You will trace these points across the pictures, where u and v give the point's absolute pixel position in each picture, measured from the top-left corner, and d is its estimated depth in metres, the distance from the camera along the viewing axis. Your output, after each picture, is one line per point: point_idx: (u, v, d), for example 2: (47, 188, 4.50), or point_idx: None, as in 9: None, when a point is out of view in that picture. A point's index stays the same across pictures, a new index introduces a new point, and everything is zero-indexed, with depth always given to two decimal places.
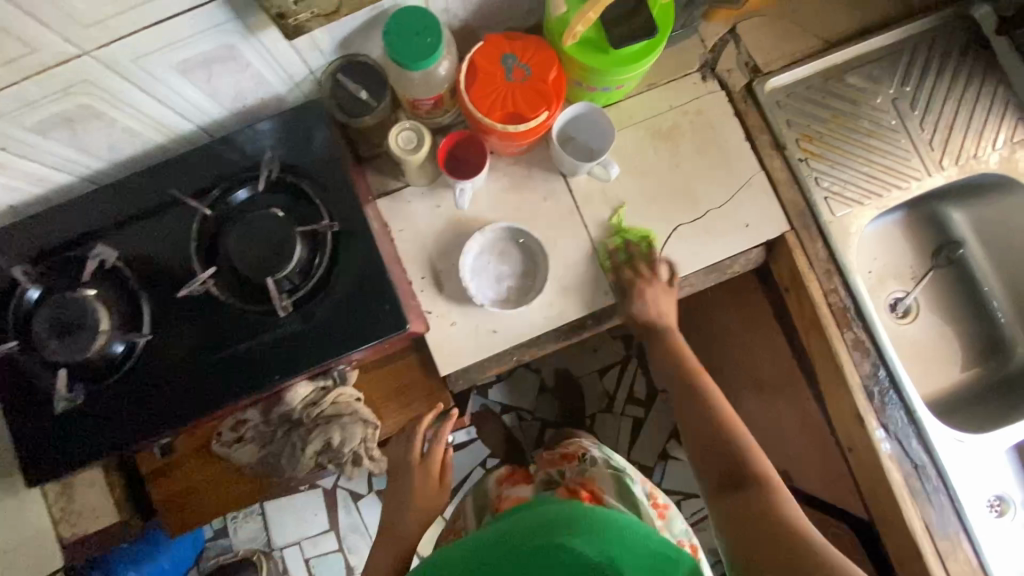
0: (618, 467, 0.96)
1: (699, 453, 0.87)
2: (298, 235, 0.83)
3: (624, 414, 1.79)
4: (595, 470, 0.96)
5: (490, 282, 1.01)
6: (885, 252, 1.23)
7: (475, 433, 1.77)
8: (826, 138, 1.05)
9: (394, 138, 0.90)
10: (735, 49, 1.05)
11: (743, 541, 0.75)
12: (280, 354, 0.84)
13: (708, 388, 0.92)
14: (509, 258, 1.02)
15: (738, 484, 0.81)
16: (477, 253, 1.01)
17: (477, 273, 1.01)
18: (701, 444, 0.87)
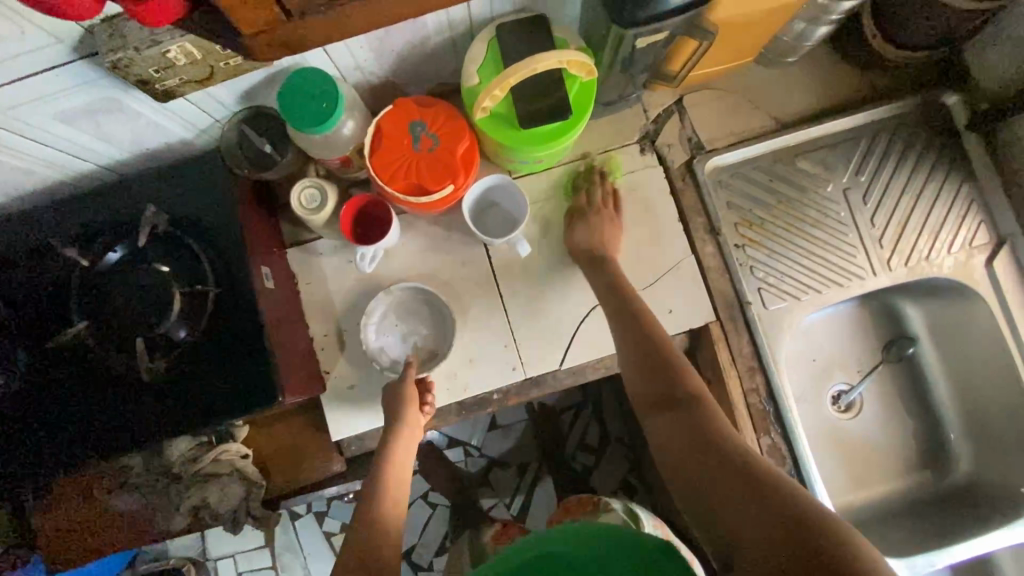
0: (632, 515, 0.96)
1: (635, 376, 0.79)
2: (178, 295, 0.79)
3: (572, 462, 1.74)
4: (607, 515, 0.98)
5: (394, 344, 0.96)
6: (831, 340, 1.16)
7: (417, 465, 1.75)
8: (767, 225, 0.99)
9: (296, 197, 0.87)
10: (679, 123, 1.00)
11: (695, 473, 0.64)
12: (152, 413, 0.82)
13: (652, 326, 0.83)
14: (418, 319, 0.98)
15: (680, 409, 0.71)
16: (381, 314, 0.96)
17: (381, 334, 0.96)
18: (638, 362, 0.79)
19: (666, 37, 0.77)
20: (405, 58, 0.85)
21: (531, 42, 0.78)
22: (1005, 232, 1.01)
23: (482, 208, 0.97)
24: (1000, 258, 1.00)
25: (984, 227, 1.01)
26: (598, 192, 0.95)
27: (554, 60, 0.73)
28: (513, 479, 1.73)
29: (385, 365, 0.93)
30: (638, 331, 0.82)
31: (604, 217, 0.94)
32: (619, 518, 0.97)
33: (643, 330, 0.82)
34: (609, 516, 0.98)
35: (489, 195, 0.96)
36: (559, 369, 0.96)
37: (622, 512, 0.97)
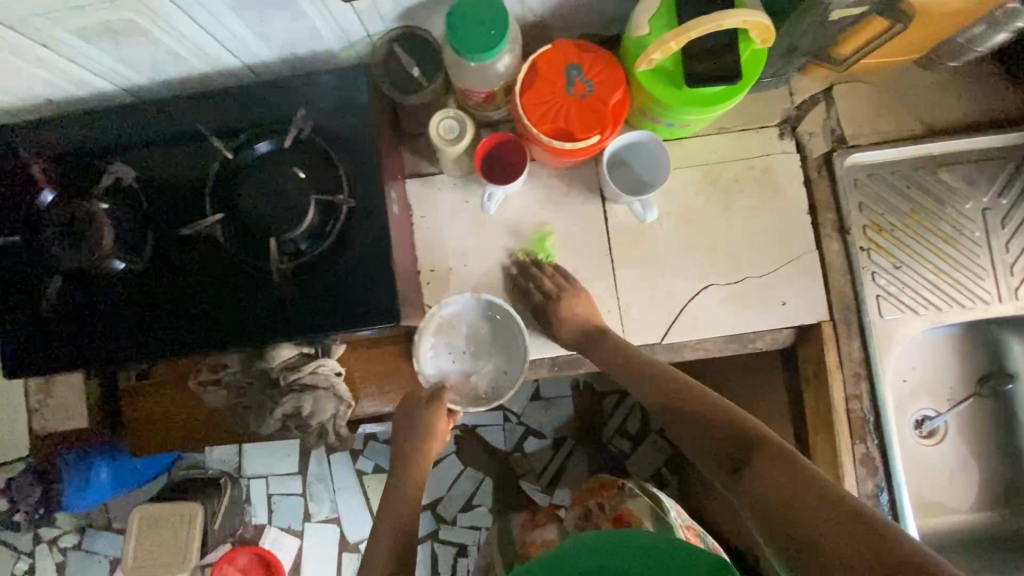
0: (658, 505, 0.96)
1: (698, 444, 0.72)
2: (314, 201, 0.79)
3: (609, 444, 1.73)
4: (636, 504, 0.98)
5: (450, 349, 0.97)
6: (926, 365, 1.13)
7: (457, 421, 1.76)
8: (896, 232, 0.95)
9: (435, 125, 0.86)
10: (824, 112, 0.96)
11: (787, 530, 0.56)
12: (267, 316, 0.83)
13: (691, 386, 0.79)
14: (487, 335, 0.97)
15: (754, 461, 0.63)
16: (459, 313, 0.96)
17: (445, 329, 0.96)
18: (696, 429, 0.73)
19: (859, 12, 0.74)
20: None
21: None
22: None
23: (621, 157, 0.93)
24: None
25: None
26: (579, 260, 0.94)
27: (738, 20, 0.70)
28: (548, 452, 1.73)
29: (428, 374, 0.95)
30: (689, 407, 0.76)
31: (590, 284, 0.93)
32: (646, 506, 0.97)
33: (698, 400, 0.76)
34: (636, 505, 0.97)
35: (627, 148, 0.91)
36: (658, 343, 0.95)
37: (648, 502, 0.97)
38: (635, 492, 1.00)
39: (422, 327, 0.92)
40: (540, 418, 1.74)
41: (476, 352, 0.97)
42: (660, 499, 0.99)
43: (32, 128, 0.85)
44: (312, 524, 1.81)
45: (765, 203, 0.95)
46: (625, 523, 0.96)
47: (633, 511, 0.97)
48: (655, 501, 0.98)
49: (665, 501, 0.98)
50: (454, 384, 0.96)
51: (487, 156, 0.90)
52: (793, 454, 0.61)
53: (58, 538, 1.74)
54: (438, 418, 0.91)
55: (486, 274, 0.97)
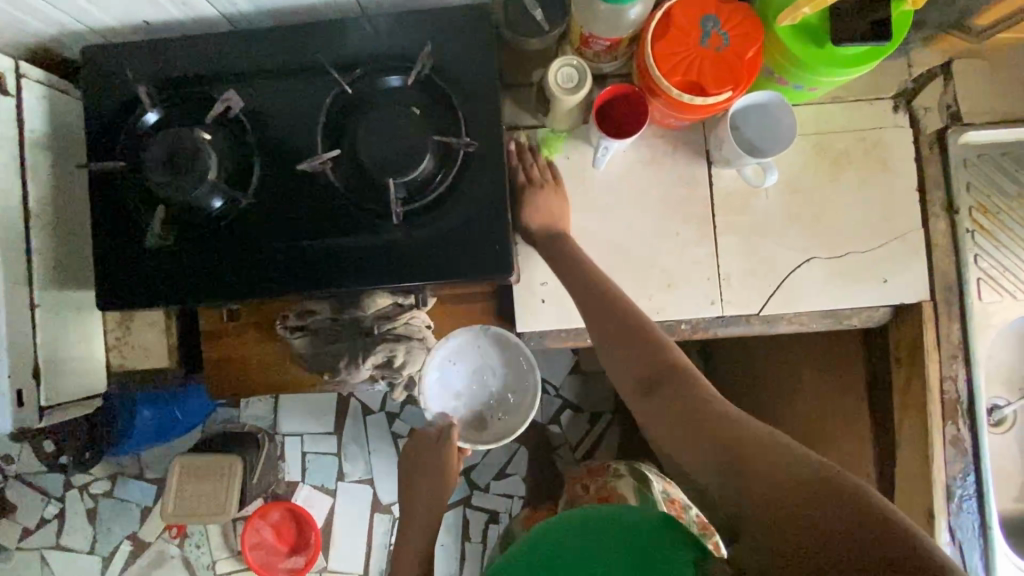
0: (644, 484, 0.98)
1: (614, 368, 0.77)
2: (432, 143, 0.76)
3: None
4: (620, 484, 0.99)
5: (457, 380, 1.00)
6: (1003, 353, 1.12)
7: None
8: (1003, 215, 0.94)
9: (554, 73, 0.82)
10: (942, 87, 0.93)
11: (716, 465, 0.62)
12: (373, 259, 0.80)
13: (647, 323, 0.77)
14: (499, 367, 1.00)
15: (685, 413, 0.67)
16: (466, 341, 0.98)
17: (452, 359, 0.99)
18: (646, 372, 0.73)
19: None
20: None
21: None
22: None
23: (745, 113, 0.89)
24: None
25: None
26: (534, 164, 0.90)
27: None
28: (585, 425, 1.72)
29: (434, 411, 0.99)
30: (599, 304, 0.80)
31: (548, 191, 0.89)
32: (632, 488, 0.98)
33: (610, 305, 0.79)
34: (621, 485, 0.99)
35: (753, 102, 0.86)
36: (753, 314, 0.93)
37: (634, 483, 0.99)
38: (623, 473, 1.02)
39: (427, 360, 0.95)
40: (582, 391, 1.73)
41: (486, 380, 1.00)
42: (645, 478, 1.01)
43: (135, 50, 0.82)
44: (345, 485, 1.74)
45: (873, 177, 0.93)
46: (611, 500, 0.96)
47: (618, 489, 0.98)
48: (642, 481, 1.00)
49: (651, 482, 1.00)
50: (463, 414, 1.00)
51: (611, 103, 0.87)
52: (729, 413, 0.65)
53: (89, 485, 1.67)
54: (449, 449, 0.97)
55: (583, 235, 0.94)
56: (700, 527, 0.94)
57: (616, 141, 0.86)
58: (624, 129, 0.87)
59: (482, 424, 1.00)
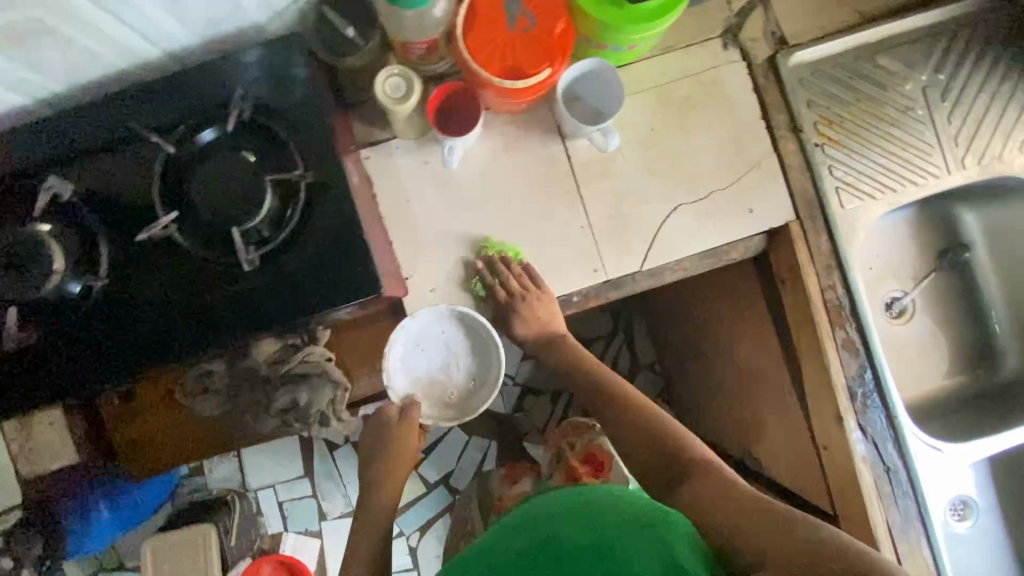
0: (624, 443, 1.06)
1: (628, 444, 0.86)
2: (269, 183, 0.77)
3: None
4: (604, 442, 1.06)
5: (424, 362, 0.94)
6: (888, 249, 1.19)
7: None
8: (847, 123, 0.98)
9: (381, 85, 0.83)
10: (763, 16, 0.97)
11: (711, 523, 0.68)
12: (242, 309, 0.79)
13: (642, 401, 0.89)
14: (465, 355, 0.94)
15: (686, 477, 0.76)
16: (439, 321, 0.93)
17: (422, 339, 0.93)
18: (638, 430, 0.85)
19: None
20: None
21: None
22: None
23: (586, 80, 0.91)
24: None
25: None
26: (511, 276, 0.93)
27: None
28: (548, 405, 1.74)
29: (396, 388, 0.91)
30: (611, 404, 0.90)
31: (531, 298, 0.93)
32: (614, 445, 1.05)
33: (604, 379, 0.94)
34: (605, 443, 1.06)
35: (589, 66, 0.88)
36: (638, 271, 0.97)
37: (616, 442, 1.06)
38: (605, 432, 1.07)
39: (389, 342, 0.89)
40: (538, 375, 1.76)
41: (455, 365, 0.94)
42: None
43: None
44: (329, 523, 1.73)
45: (719, 116, 0.97)
46: (597, 457, 1.04)
47: (606, 449, 1.04)
48: (623, 440, 1.08)
49: None
50: (425, 402, 0.94)
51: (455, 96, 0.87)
52: (714, 471, 0.75)
53: None
54: (406, 433, 0.90)
55: (459, 234, 0.95)
56: None
57: (460, 137, 0.86)
58: (466, 125, 0.87)
59: (444, 409, 0.94)
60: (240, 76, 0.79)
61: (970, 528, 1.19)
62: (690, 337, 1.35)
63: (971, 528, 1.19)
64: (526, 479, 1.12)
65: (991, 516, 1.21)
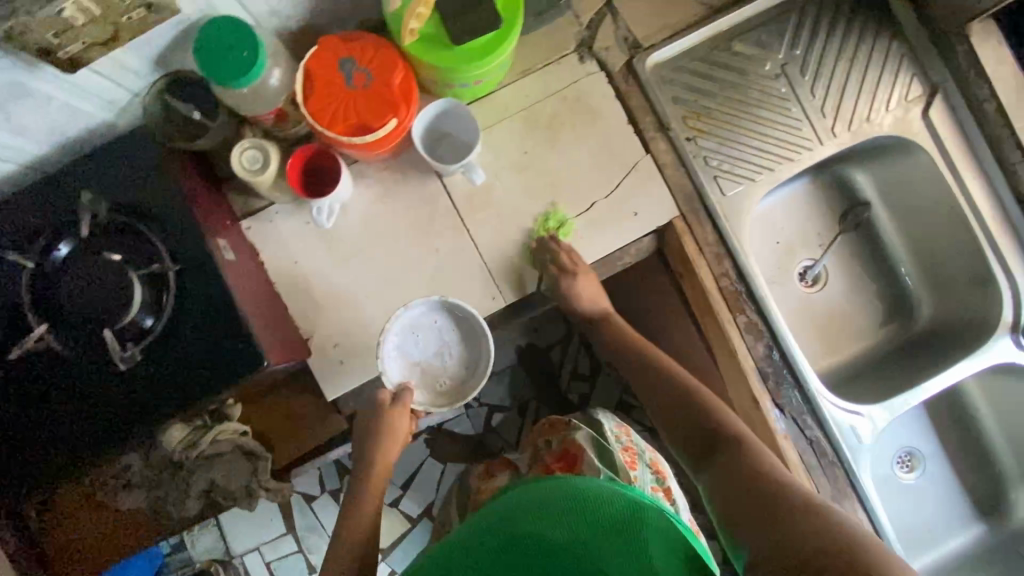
0: (601, 435, 0.96)
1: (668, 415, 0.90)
2: (137, 278, 0.78)
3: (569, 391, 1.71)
4: (580, 435, 0.96)
5: (418, 351, 0.92)
6: (791, 220, 1.20)
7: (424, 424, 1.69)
8: (713, 112, 1.00)
9: (238, 160, 0.83)
10: (612, 24, 0.99)
11: (741, 498, 0.71)
12: (132, 404, 0.79)
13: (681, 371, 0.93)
14: (458, 346, 0.93)
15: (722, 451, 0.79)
16: (431, 311, 0.92)
17: (415, 327, 0.92)
18: (676, 401, 0.89)
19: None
20: None
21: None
22: (938, 81, 1.02)
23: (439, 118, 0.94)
24: (935, 108, 1.01)
25: (917, 81, 1.02)
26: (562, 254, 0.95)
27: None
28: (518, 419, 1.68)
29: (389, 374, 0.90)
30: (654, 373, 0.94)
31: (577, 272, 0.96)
32: (590, 438, 0.95)
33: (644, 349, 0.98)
34: (581, 438, 0.96)
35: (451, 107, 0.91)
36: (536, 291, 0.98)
37: (592, 435, 0.96)
38: (581, 426, 0.98)
39: (384, 330, 0.88)
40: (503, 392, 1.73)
41: (447, 355, 0.93)
42: (601, 425, 0.99)
43: None
44: None
45: (588, 128, 0.99)
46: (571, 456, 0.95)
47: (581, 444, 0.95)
48: (598, 429, 0.97)
49: (606, 428, 0.98)
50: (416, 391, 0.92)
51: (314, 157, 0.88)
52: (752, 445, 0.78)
53: None
54: (397, 424, 0.87)
55: (353, 286, 0.96)
56: (654, 471, 0.97)
57: (328, 197, 0.87)
58: (332, 183, 0.87)
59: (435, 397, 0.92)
60: (95, 177, 0.80)
61: (916, 477, 1.22)
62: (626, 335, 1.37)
63: (918, 477, 1.22)
64: (504, 473, 1.04)
65: (938, 463, 1.23)
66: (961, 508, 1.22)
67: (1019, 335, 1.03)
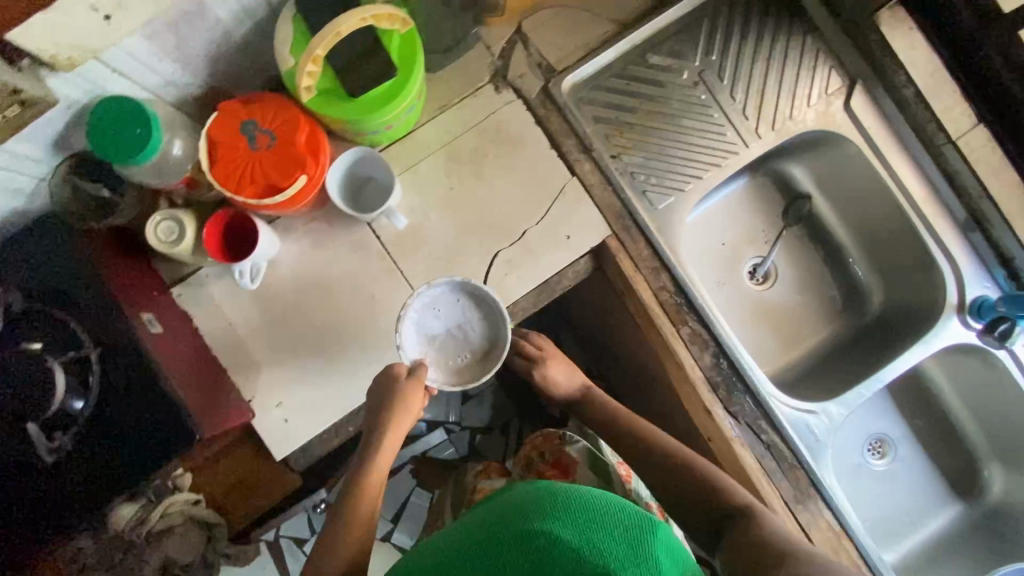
0: (597, 447, 0.93)
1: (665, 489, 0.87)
2: (55, 363, 0.75)
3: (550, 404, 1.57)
4: (574, 450, 0.94)
5: (436, 326, 0.91)
6: (734, 220, 1.19)
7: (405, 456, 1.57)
8: (636, 127, 1.00)
9: (153, 233, 0.82)
10: (524, 51, 0.98)
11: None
12: (72, 489, 0.78)
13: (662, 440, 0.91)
14: (478, 326, 0.91)
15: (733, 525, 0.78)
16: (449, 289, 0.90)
17: (434, 304, 0.91)
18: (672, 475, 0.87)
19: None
20: (218, 60, 0.80)
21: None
22: (856, 71, 1.02)
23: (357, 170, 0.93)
24: (856, 98, 1.01)
25: (835, 73, 1.02)
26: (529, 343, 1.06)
27: (375, 14, 0.72)
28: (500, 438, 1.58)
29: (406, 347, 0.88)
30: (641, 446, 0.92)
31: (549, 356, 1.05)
32: (585, 452, 0.93)
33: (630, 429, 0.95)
34: (575, 451, 0.94)
35: (373, 157, 0.90)
36: None
37: (587, 446, 0.94)
38: (575, 438, 0.95)
39: (405, 304, 0.87)
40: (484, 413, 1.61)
41: (466, 334, 0.91)
42: (598, 440, 0.96)
43: None
44: None
45: (511, 157, 0.98)
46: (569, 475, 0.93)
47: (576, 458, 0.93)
48: (594, 443, 0.95)
49: (602, 442, 0.96)
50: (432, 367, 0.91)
51: (232, 222, 0.86)
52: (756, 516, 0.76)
53: None
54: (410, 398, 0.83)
55: (291, 342, 0.95)
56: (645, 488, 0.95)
57: (249, 260, 0.85)
58: (253, 244, 0.86)
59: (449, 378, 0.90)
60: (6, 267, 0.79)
61: (888, 463, 1.21)
62: (589, 350, 1.35)
63: (889, 462, 1.21)
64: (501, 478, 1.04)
65: (908, 446, 1.22)
66: (936, 489, 1.21)
67: (966, 315, 1.02)
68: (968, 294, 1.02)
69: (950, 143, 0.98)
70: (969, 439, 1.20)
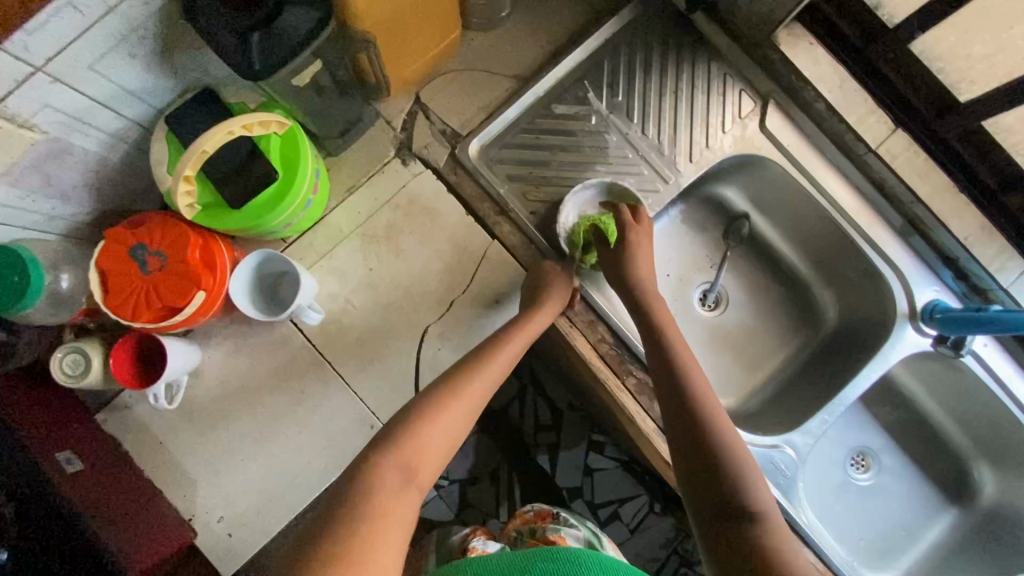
0: (596, 539, 0.87)
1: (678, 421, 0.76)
2: None
3: (538, 446, 1.38)
4: (570, 531, 0.86)
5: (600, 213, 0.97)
6: (676, 248, 1.12)
7: None
8: (551, 179, 0.98)
9: (58, 369, 0.80)
10: (426, 121, 0.97)
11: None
12: None
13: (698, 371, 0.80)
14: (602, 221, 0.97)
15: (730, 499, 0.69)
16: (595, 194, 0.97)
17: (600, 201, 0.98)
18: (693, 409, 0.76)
19: (321, 66, 0.79)
20: (101, 186, 0.79)
21: (301, 86, 0.81)
22: (766, 91, 1.00)
23: (273, 265, 0.88)
24: (771, 117, 0.99)
25: (746, 94, 1.00)
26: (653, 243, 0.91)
27: (244, 124, 0.70)
28: (490, 488, 1.35)
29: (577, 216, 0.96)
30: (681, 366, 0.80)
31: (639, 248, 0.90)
32: (579, 538, 0.86)
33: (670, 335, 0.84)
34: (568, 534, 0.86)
35: (281, 258, 0.85)
36: None
37: (583, 536, 0.87)
38: (573, 523, 0.89)
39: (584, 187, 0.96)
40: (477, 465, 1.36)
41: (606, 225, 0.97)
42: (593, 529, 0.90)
43: None
44: None
45: (427, 227, 0.95)
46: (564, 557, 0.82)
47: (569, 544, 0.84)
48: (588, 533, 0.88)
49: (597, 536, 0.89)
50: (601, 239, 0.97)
51: (142, 350, 0.83)
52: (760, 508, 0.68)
53: None
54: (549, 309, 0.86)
55: (225, 454, 0.91)
56: None
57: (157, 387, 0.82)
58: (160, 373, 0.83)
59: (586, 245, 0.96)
60: None
61: (873, 476, 1.16)
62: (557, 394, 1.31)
63: (875, 476, 1.16)
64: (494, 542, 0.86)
65: (891, 455, 1.17)
66: (927, 497, 1.16)
67: (919, 323, 0.97)
68: (918, 301, 0.97)
69: (871, 152, 0.95)
70: (950, 443, 1.15)
